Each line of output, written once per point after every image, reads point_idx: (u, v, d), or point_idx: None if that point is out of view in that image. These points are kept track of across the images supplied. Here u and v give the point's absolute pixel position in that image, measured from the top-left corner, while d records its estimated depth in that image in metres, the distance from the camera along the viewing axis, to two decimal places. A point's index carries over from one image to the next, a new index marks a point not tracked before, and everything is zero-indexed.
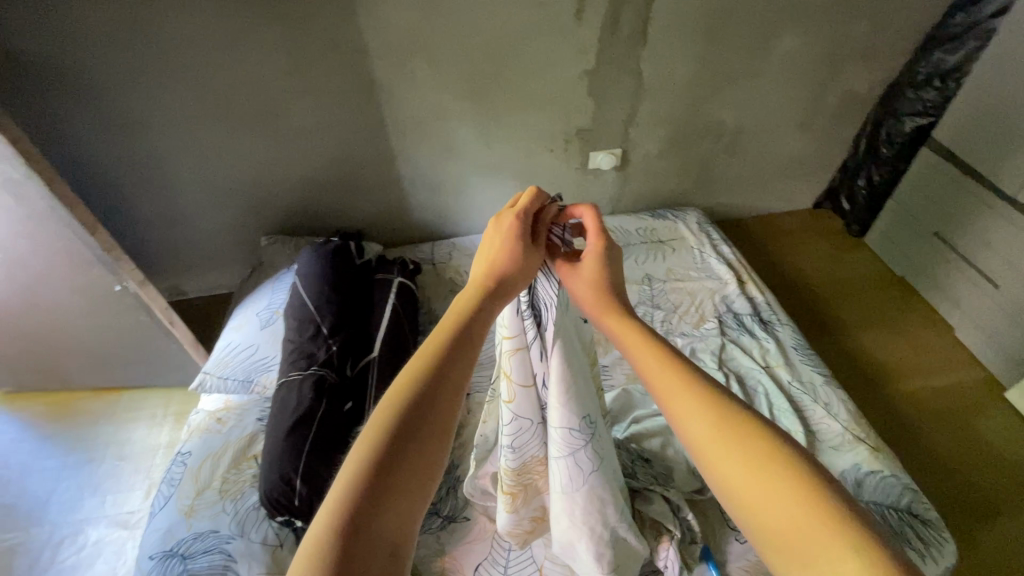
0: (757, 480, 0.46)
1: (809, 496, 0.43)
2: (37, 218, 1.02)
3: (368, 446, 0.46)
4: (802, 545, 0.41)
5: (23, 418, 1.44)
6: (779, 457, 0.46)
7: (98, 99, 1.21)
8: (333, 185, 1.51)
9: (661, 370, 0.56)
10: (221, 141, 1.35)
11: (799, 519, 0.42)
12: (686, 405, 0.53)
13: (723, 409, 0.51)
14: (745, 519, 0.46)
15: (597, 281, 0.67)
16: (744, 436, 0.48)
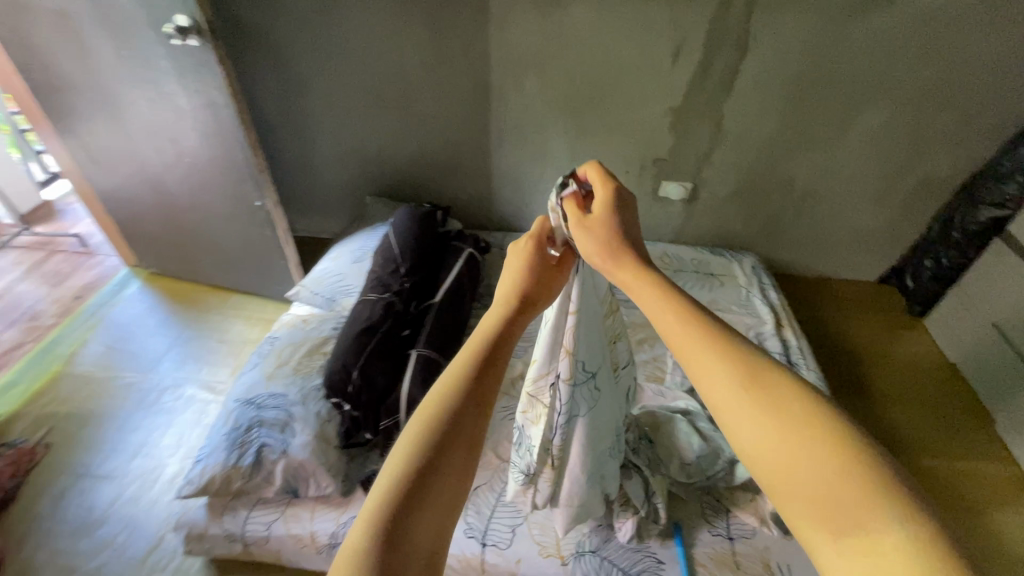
0: (792, 454, 0.42)
1: (848, 464, 0.40)
2: (221, 136, 1.35)
3: (393, 472, 0.46)
4: (840, 519, 0.39)
5: (158, 295, 1.80)
6: (815, 424, 0.43)
7: (281, 61, 1.57)
8: (436, 164, 1.78)
9: (681, 328, 0.52)
10: (359, 111, 1.66)
11: (834, 492, 0.40)
12: (710, 365, 0.49)
13: (752, 373, 0.47)
14: (778, 494, 0.43)
15: (605, 234, 0.64)
16: (776, 405, 0.45)
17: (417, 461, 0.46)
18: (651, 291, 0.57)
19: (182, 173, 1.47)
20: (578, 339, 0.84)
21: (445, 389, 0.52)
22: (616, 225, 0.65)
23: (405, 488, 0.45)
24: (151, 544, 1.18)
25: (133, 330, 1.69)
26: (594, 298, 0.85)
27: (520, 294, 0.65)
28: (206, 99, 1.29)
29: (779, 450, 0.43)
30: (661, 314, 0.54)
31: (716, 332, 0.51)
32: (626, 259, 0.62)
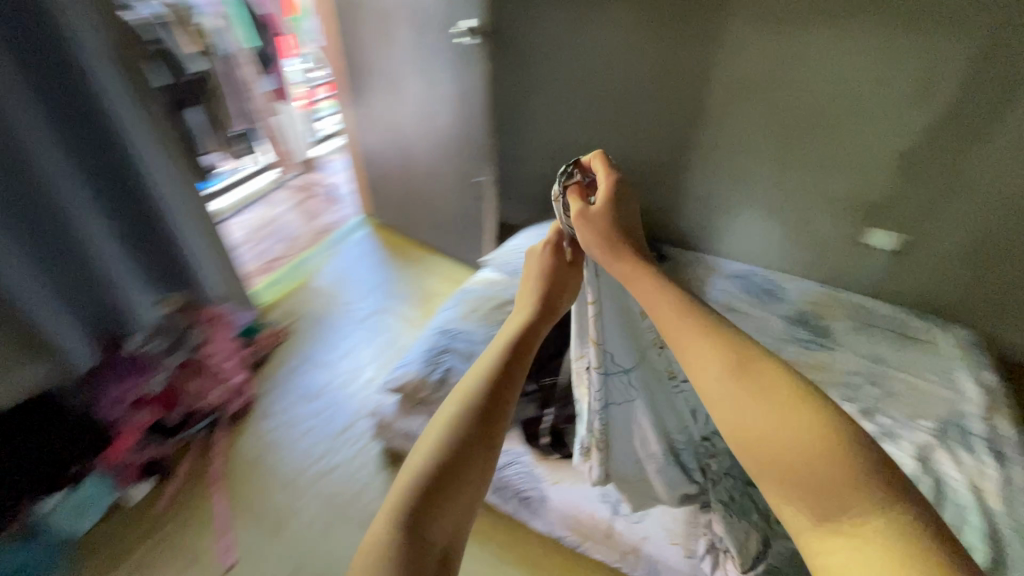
0: (780, 451, 0.48)
1: (830, 457, 0.46)
2: (469, 117, 1.64)
3: (413, 472, 0.52)
4: (823, 507, 0.46)
5: (378, 241, 2.20)
6: (797, 417, 0.48)
7: (523, 64, 1.82)
8: (630, 172, 1.88)
9: (674, 324, 0.57)
10: (574, 115, 1.85)
11: (806, 465, 0.47)
12: (703, 365, 0.54)
13: (739, 369, 0.52)
14: (756, 467, 0.50)
15: (604, 223, 0.69)
16: (765, 402, 0.50)
17: (435, 464, 0.52)
18: (647, 283, 0.62)
19: (429, 144, 1.81)
20: (604, 328, 0.87)
21: (470, 380, 0.59)
22: (616, 218, 0.70)
23: (425, 488, 0.51)
24: (347, 424, 1.47)
25: (357, 263, 2.09)
26: (618, 288, 0.87)
27: (544, 304, 0.72)
28: (468, 86, 1.58)
29: (761, 431, 0.49)
30: (661, 311, 0.59)
31: (708, 326, 0.56)
32: (625, 247, 0.67)
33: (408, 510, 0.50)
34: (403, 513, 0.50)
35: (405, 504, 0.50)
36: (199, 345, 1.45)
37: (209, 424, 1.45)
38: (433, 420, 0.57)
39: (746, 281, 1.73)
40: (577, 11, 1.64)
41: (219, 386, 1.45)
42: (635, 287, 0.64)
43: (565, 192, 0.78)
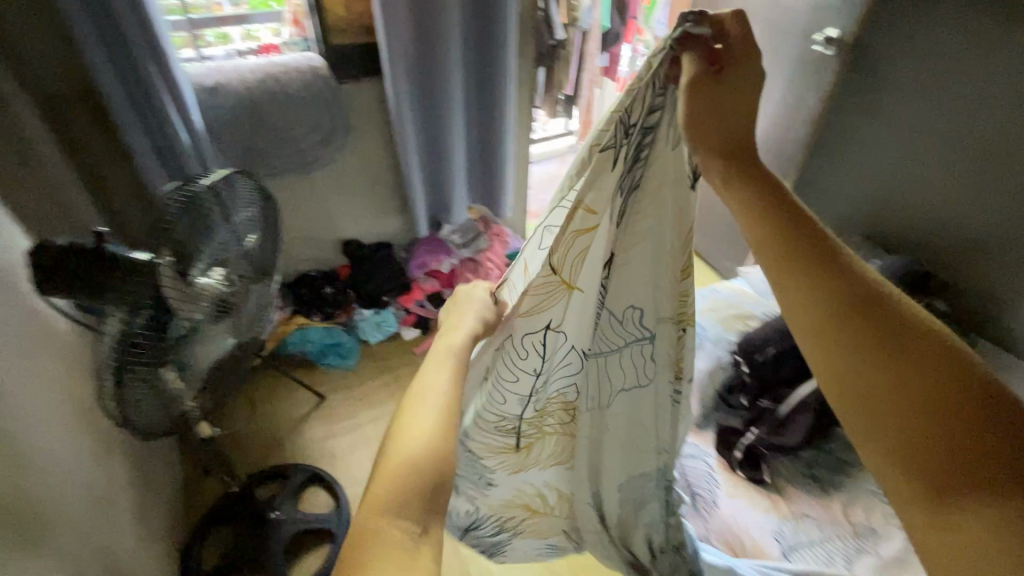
0: (902, 392, 0.46)
1: (970, 412, 0.43)
2: (787, 131, 1.61)
3: (402, 457, 0.47)
4: (939, 465, 0.43)
5: None
6: (929, 351, 0.47)
7: (868, 88, 1.56)
8: (964, 243, 1.49)
9: (790, 252, 0.55)
10: (912, 160, 1.53)
11: (918, 398, 0.45)
12: (816, 297, 0.52)
13: (869, 310, 0.50)
14: (851, 411, 0.49)
15: (727, 114, 0.59)
16: (898, 346, 0.48)
17: (426, 452, 0.47)
18: (758, 208, 0.58)
19: None
20: (610, 294, 0.70)
21: (442, 375, 0.55)
22: (735, 106, 0.59)
23: (423, 470, 0.46)
24: None
25: None
26: (642, 242, 0.65)
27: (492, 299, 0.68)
28: (800, 99, 1.55)
29: (867, 367, 0.48)
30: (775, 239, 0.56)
31: (829, 262, 0.54)
32: (741, 171, 0.60)
33: (416, 480, 0.45)
34: (411, 488, 0.45)
35: (410, 471, 0.46)
36: (483, 249, 1.81)
37: None
38: (407, 416, 0.50)
39: None
40: (974, 40, 1.31)
41: None
42: (746, 213, 0.59)
43: (693, 37, 0.55)
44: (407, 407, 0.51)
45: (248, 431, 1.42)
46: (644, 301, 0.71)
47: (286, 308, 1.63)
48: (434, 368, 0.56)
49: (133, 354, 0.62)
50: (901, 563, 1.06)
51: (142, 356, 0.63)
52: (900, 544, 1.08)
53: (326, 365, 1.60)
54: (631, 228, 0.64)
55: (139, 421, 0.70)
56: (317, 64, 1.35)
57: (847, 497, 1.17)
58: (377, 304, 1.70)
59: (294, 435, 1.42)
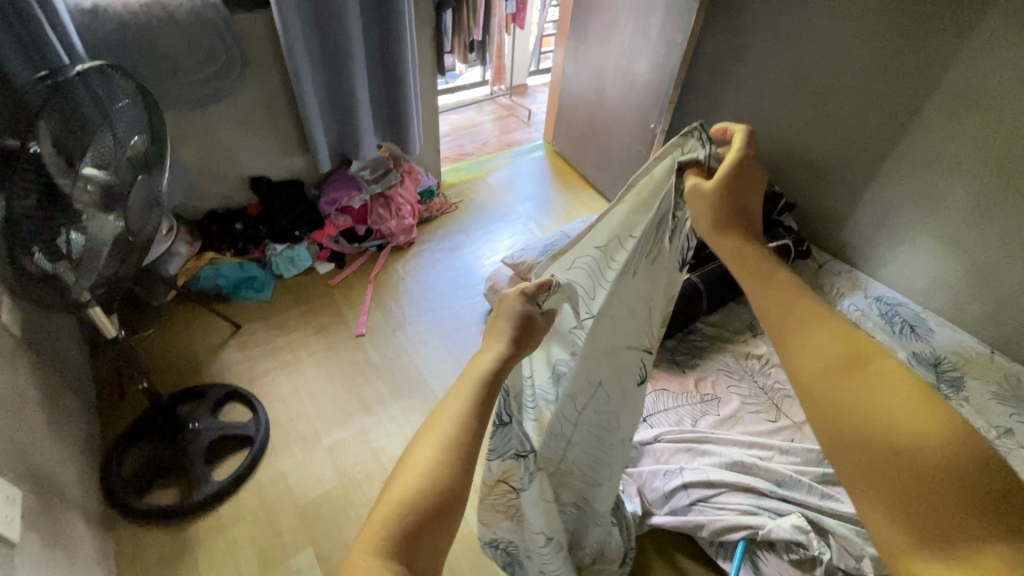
0: (888, 470, 0.42)
1: (961, 499, 0.39)
2: (664, 69, 1.79)
3: (409, 492, 0.47)
4: (937, 537, 0.40)
5: (546, 161, 2.49)
6: (927, 416, 0.42)
7: (733, 30, 1.79)
8: (807, 167, 1.76)
9: (788, 313, 0.51)
10: (767, 95, 1.77)
11: (914, 465, 0.41)
12: (806, 358, 0.49)
13: (866, 377, 0.46)
14: (851, 475, 0.45)
15: (726, 195, 0.59)
16: (883, 416, 0.44)
17: (434, 495, 0.47)
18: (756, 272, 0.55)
19: (624, 88, 1.99)
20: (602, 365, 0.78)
21: (462, 408, 0.54)
22: (738, 194, 0.59)
23: (429, 507, 0.47)
24: (472, 282, 1.83)
25: (522, 171, 2.42)
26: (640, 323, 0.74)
27: (522, 324, 0.63)
28: (672, 39, 1.72)
29: (858, 423, 0.44)
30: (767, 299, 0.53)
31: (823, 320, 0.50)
32: (735, 232, 0.58)
33: (413, 512, 0.47)
34: (405, 521, 0.46)
35: (410, 511, 0.46)
36: (395, 184, 1.89)
37: (380, 246, 1.89)
38: (418, 450, 0.51)
39: (891, 311, 1.59)
40: None
41: (396, 221, 1.87)
42: (742, 273, 0.57)
43: (688, 149, 0.65)
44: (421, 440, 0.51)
45: (161, 359, 1.46)
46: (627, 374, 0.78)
47: (195, 243, 1.62)
48: (454, 400, 0.55)
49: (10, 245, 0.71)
50: (735, 419, 1.31)
51: (21, 249, 0.72)
52: (735, 406, 1.33)
53: (242, 298, 1.65)
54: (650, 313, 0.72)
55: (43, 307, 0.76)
56: None
57: (700, 375, 1.41)
58: (291, 240, 1.76)
59: (210, 360, 1.47)
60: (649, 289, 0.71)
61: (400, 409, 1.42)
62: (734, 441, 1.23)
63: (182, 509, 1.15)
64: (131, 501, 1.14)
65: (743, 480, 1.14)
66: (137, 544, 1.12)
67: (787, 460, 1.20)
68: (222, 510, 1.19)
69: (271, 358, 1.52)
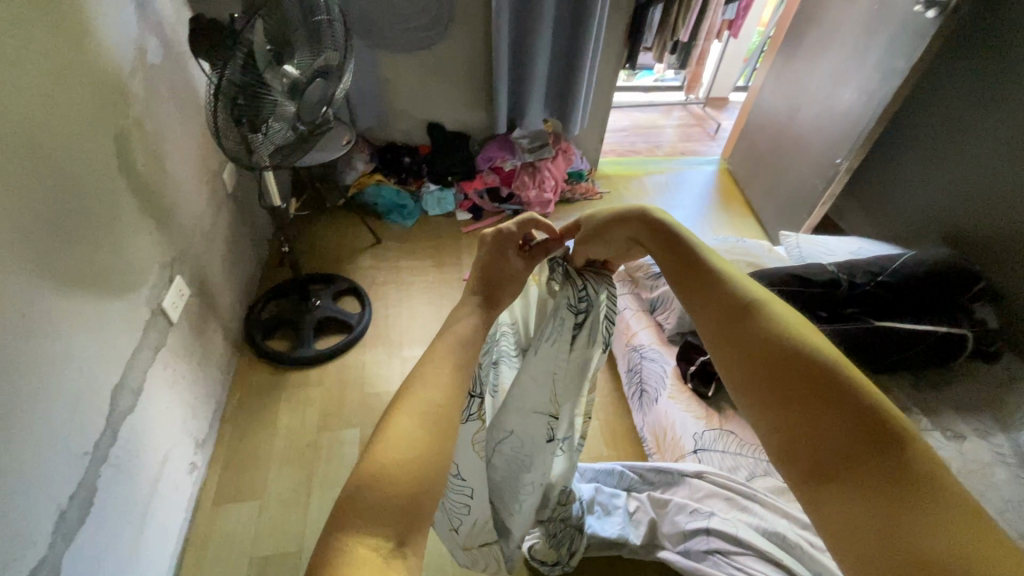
0: (777, 412, 0.45)
1: (837, 426, 0.43)
2: (874, 99, 1.55)
3: (400, 465, 0.44)
4: (820, 468, 0.42)
5: (713, 177, 2.35)
6: (800, 357, 0.46)
7: (992, 66, 1.45)
8: None
9: (685, 280, 0.57)
10: (1013, 153, 1.41)
11: (797, 401, 0.45)
12: (709, 326, 0.53)
13: (752, 327, 0.50)
14: (753, 422, 0.47)
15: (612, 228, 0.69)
16: (767, 360, 0.47)
17: (423, 470, 0.45)
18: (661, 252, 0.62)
19: (821, 112, 1.76)
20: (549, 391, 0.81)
21: (444, 371, 0.52)
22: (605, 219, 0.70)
23: (421, 480, 0.44)
24: None
25: (684, 180, 2.32)
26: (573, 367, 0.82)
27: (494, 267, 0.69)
28: (893, 65, 1.47)
29: (752, 371, 0.48)
30: (671, 267, 0.59)
31: (714, 284, 0.55)
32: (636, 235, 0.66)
33: (402, 490, 0.43)
34: (391, 497, 0.43)
35: (404, 486, 0.43)
36: (546, 158, 1.98)
37: (515, 210, 2.01)
38: (397, 421, 0.47)
39: None
40: None
41: (536, 192, 1.97)
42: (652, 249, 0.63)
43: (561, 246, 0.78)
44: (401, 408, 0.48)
45: (319, 247, 1.80)
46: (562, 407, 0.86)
47: (371, 165, 1.95)
48: (433, 368, 0.53)
49: (234, 118, 0.98)
50: None
51: (240, 121, 0.99)
52: None
53: (390, 220, 1.93)
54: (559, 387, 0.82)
55: (242, 158, 1.06)
56: None
57: None
58: (443, 183, 1.98)
59: (349, 259, 1.77)
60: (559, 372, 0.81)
61: None
62: (784, 511, 1.08)
63: (285, 360, 1.43)
64: (258, 339, 1.46)
65: (773, 551, 0.99)
66: (250, 370, 1.44)
67: None
68: (312, 372, 1.45)
69: (391, 273, 1.75)
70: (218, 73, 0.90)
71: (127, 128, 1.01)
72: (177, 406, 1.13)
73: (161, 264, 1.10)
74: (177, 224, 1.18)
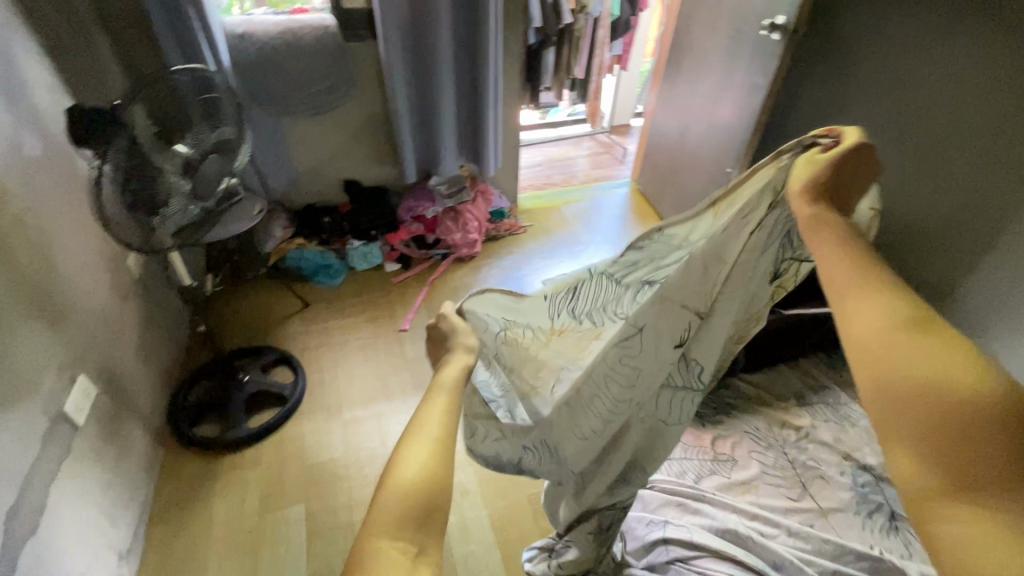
0: (930, 419, 0.39)
1: (1009, 450, 0.36)
2: (745, 111, 1.72)
3: (417, 478, 0.50)
4: (973, 492, 0.37)
5: (626, 198, 2.49)
6: (982, 368, 0.40)
7: (836, 76, 1.67)
8: (911, 233, 1.53)
9: (848, 272, 0.50)
10: (870, 147, 1.61)
11: (967, 416, 0.38)
12: (868, 321, 0.46)
13: (922, 333, 0.43)
14: (892, 430, 0.41)
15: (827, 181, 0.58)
16: (933, 364, 0.41)
17: (439, 480, 0.51)
18: (832, 232, 0.54)
19: (707, 129, 1.94)
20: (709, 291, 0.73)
21: (436, 409, 0.58)
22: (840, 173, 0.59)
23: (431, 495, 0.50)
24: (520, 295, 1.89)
25: (599, 204, 2.45)
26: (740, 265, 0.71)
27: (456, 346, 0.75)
28: (755, 81, 1.66)
29: (910, 375, 0.41)
30: (839, 256, 0.52)
31: (884, 285, 0.48)
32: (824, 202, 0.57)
33: (418, 504, 0.49)
34: (411, 508, 0.49)
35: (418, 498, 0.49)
36: (467, 201, 2.04)
37: (444, 254, 2.03)
38: (405, 450, 0.53)
39: None
40: (924, 30, 1.40)
41: (461, 234, 2.01)
42: (814, 237, 0.55)
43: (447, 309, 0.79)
44: (405, 443, 0.53)
45: (243, 319, 1.74)
46: (720, 324, 0.76)
47: (290, 229, 1.92)
48: (429, 404, 0.59)
49: (130, 205, 0.96)
50: (746, 487, 1.18)
51: (138, 208, 0.97)
52: (751, 472, 1.20)
53: (317, 282, 1.89)
54: (724, 293, 0.73)
55: (146, 246, 1.03)
56: (329, 24, 1.62)
57: (721, 432, 1.29)
58: (367, 237, 1.98)
59: (277, 328, 1.71)
60: (715, 272, 0.71)
61: (416, 401, 1.51)
62: (734, 507, 1.12)
63: (215, 444, 1.35)
64: (183, 427, 1.37)
65: (728, 550, 1.02)
66: (177, 462, 1.34)
67: (793, 544, 1.06)
68: (247, 452, 1.37)
69: (324, 335, 1.71)
70: (100, 161, 0.89)
71: (5, 226, 0.95)
72: (92, 516, 1.03)
73: (58, 364, 1.02)
74: (76, 318, 1.10)
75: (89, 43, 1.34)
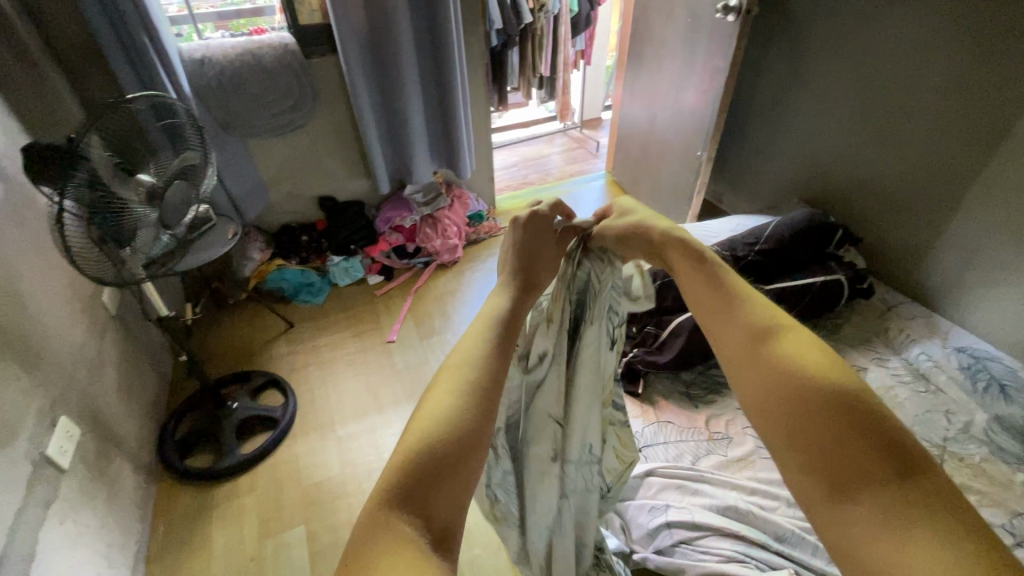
0: (790, 425, 0.47)
1: (850, 437, 0.44)
2: (709, 94, 1.74)
3: (441, 431, 0.44)
4: (834, 480, 0.44)
5: (604, 190, 2.51)
6: (823, 369, 0.47)
7: (794, 53, 1.70)
8: (881, 199, 1.56)
9: (706, 292, 0.56)
10: (833, 119, 1.64)
11: (816, 416, 0.46)
12: (731, 341, 0.53)
13: (771, 347, 0.50)
14: (771, 438, 0.49)
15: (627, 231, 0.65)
16: (786, 374, 0.48)
17: (464, 432, 0.45)
18: (685, 254, 0.59)
19: (674, 115, 1.96)
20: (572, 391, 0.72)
21: (470, 351, 0.51)
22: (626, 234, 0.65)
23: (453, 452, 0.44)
24: None
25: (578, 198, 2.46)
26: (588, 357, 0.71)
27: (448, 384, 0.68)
28: (715, 64, 1.68)
29: (772, 389, 0.49)
30: (695, 279, 0.57)
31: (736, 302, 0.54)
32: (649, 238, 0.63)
33: (438, 457, 0.43)
34: (429, 462, 0.42)
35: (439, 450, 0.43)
36: (443, 207, 2.04)
37: (425, 262, 2.03)
38: (428, 400, 0.47)
39: (979, 364, 1.31)
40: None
41: (441, 240, 2.00)
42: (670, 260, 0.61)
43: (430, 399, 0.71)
44: (429, 391, 0.48)
45: (228, 346, 1.71)
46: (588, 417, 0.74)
47: (269, 250, 1.91)
48: (471, 342, 0.52)
49: (98, 239, 0.93)
50: (744, 463, 1.19)
51: (105, 240, 0.94)
52: (747, 448, 1.21)
53: (300, 301, 1.87)
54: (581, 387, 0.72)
55: (116, 279, 1.01)
56: (289, 42, 1.61)
57: (714, 411, 1.30)
58: (347, 252, 1.96)
59: (262, 351, 1.69)
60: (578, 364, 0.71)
61: (410, 412, 1.51)
62: (733, 484, 1.13)
63: (208, 474, 1.33)
64: (174, 460, 1.34)
65: (730, 526, 1.03)
66: (170, 497, 1.31)
67: (794, 515, 1.07)
68: (241, 479, 1.35)
69: (311, 354, 1.69)
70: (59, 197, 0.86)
71: None
72: (85, 560, 1.01)
73: (38, 408, 1.00)
74: (53, 360, 1.08)
75: (43, 80, 1.32)
